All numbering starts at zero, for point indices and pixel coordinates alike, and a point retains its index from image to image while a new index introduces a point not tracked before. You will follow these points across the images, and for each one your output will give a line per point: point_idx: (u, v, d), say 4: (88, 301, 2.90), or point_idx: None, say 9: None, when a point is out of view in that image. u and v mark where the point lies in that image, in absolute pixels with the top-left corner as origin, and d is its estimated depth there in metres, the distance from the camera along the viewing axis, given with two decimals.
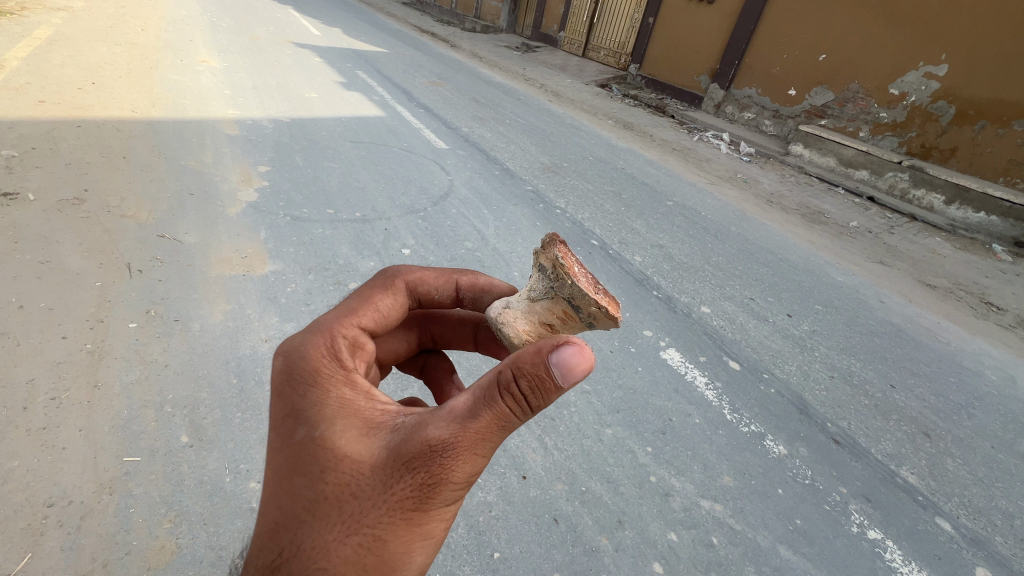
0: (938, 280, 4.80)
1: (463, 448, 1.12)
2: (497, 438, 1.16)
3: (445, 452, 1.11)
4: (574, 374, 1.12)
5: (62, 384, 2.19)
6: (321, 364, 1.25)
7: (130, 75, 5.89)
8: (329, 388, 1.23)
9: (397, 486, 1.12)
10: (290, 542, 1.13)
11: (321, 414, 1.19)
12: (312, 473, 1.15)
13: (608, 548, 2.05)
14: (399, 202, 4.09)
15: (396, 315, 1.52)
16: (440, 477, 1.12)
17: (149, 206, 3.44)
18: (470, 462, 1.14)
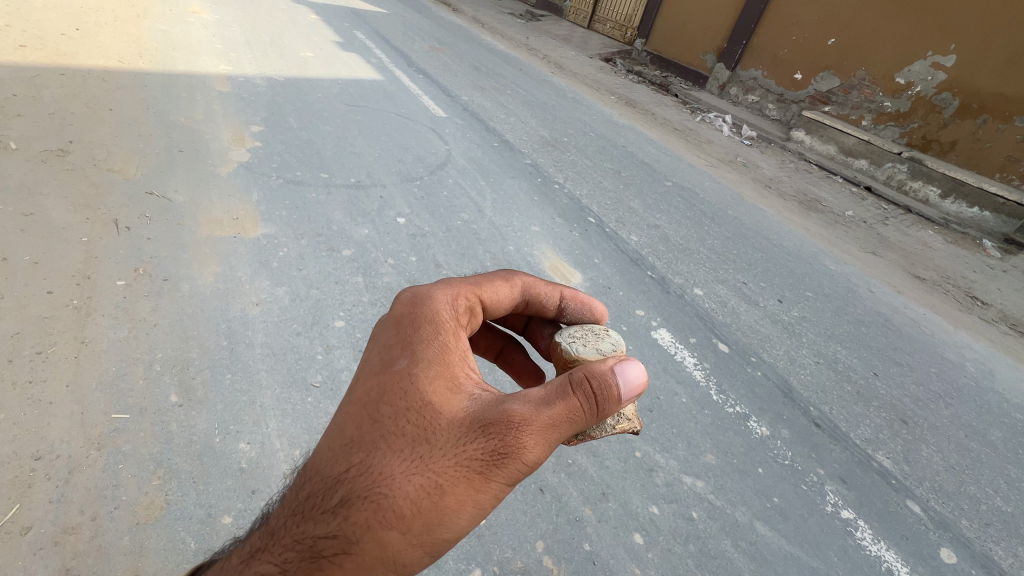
0: (927, 272, 4.85)
1: (538, 428, 1.17)
2: (567, 432, 1.21)
3: (522, 426, 1.16)
4: (625, 386, 1.24)
5: (48, 338, 2.16)
6: (441, 315, 1.38)
7: (117, 23, 5.64)
8: (439, 334, 1.34)
9: (468, 444, 1.16)
10: (358, 462, 1.15)
11: (426, 355, 1.30)
12: (401, 406, 1.21)
13: (591, 519, 2.11)
14: (395, 170, 4.02)
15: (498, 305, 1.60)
16: (511, 449, 1.15)
17: (136, 161, 3.35)
18: (541, 448, 1.17)
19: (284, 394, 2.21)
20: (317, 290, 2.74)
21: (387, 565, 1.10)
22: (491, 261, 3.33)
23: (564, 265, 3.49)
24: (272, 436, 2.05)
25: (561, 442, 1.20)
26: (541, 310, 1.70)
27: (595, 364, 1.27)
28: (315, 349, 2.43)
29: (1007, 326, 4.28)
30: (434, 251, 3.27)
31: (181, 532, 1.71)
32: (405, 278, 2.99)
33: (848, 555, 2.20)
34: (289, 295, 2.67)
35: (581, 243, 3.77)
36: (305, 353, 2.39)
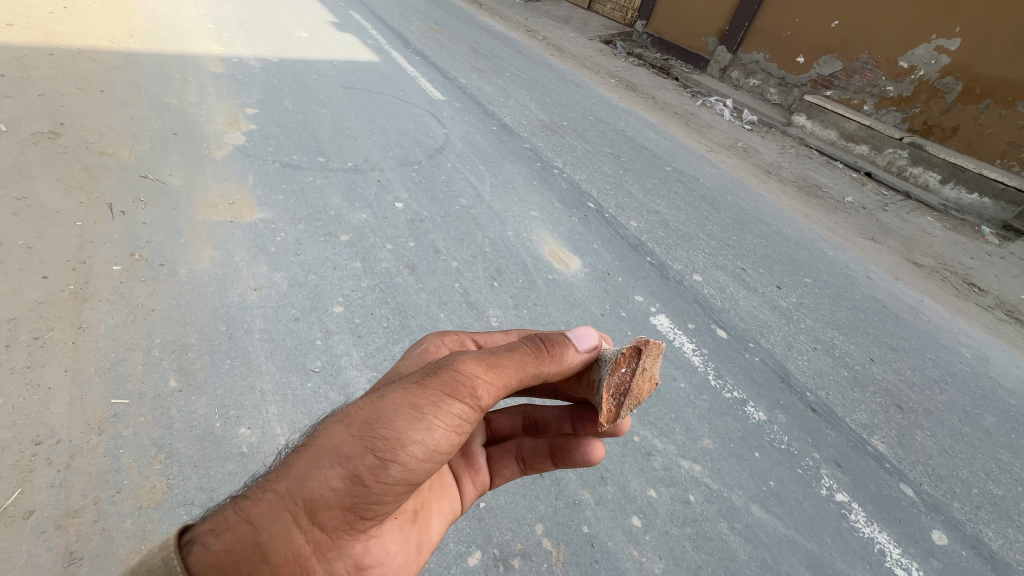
0: (925, 259, 4.86)
1: (480, 356, 1.27)
2: (514, 361, 1.28)
3: (465, 354, 1.27)
4: (578, 345, 1.42)
5: (45, 324, 2.15)
6: (430, 337, 1.61)
7: (106, 2, 5.49)
8: (424, 345, 1.57)
9: (418, 374, 1.26)
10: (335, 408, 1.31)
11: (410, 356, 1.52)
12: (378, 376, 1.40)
13: (589, 502, 2.13)
14: (393, 154, 3.97)
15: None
16: (454, 362, 1.24)
17: (130, 144, 3.29)
18: (481, 368, 1.23)
19: (284, 379, 2.21)
20: (316, 275, 2.72)
21: (331, 456, 1.10)
22: (490, 247, 3.31)
23: (563, 250, 3.47)
24: (272, 421, 2.06)
25: (508, 370, 1.26)
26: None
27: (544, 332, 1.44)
28: (314, 335, 2.43)
29: (1003, 312, 4.31)
30: (432, 237, 3.25)
31: (183, 516, 1.72)
32: (404, 263, 2.98)
33: (841, 537, 2.23)
34: (287, 281, 2.65)
35: (581, 228, 3.75)
36: (305, 339, 2.39)
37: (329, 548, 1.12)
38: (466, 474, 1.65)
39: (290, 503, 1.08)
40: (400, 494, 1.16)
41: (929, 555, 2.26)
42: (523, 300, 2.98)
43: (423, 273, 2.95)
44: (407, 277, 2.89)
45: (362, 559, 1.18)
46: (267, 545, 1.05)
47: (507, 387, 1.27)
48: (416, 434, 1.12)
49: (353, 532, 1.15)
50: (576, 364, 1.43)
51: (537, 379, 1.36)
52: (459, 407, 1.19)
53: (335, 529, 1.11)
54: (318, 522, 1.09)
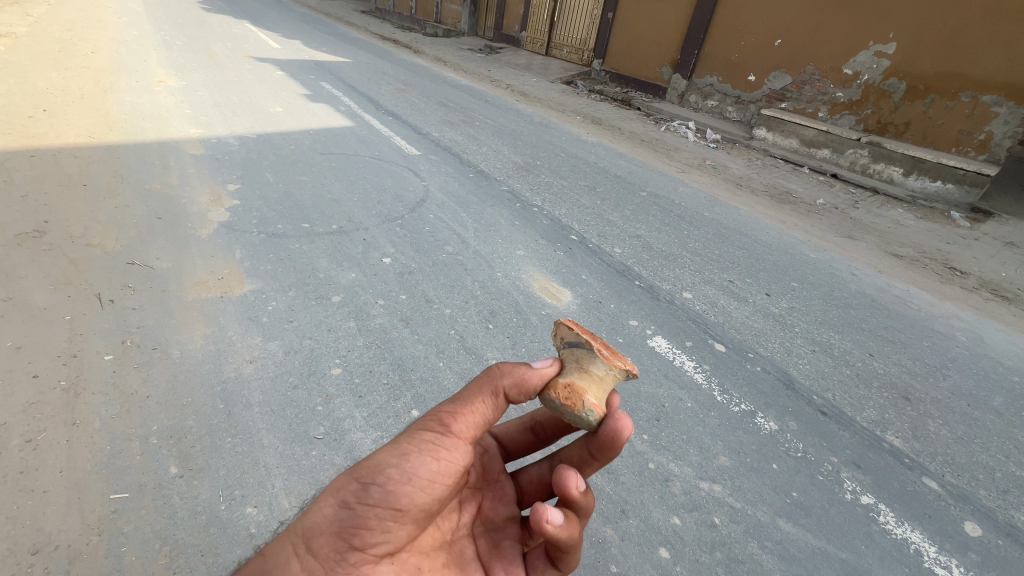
0: (903, 249, 4.98)
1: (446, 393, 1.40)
2: (474, 387, 1.38)
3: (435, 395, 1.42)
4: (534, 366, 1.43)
5: (37, 425, 2.09)
6: None
7: (84, 100, 5.67)
8: None
9: None
10: None
11: None
12: None
13: (614, 538, 2.05)
14: (376, 211, 4.05)
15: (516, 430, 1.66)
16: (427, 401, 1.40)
17: (115, 233, 3.32)
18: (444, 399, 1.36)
19: (287, 450, 2.16)
20: (311, 340, 2.71)
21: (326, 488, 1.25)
22: (481, 290, 3.34)
23: (553, 285, 3.51)
24: (278, 496, 2.00)
25: (467, 394, 1.37)
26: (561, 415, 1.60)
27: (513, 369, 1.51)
28: (315, 400, 2.39)
29: (989, 292, 4.39)
30: (422, 287, 3.27)
31: None
32: (398, 316, 2.99)
33: (875, 542, 2.18)
34: (282, 349, 2.64)
35: (567, 261, 3.81)
36: (305, 406, 2.35)
37: None
38: (496, 567, 1.42)
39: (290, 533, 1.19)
40: (386, 518, 1.23)
41: (966, 549, 2.20)
42: (519, 338, 2.98)
43: (417, 324, 2.96)
44: (402, 330, 2.89)
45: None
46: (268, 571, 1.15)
47: (473, 412, 1.36)
48: (392, 458, 1.24)
49: (345, 565, 1.18)
50: (534, 384, 1.40)
51: (505, 405, 1.41)
52: (430, 431, 1.30)
53: (328, 558, 1.17)
54: (313, 550, 1.17)
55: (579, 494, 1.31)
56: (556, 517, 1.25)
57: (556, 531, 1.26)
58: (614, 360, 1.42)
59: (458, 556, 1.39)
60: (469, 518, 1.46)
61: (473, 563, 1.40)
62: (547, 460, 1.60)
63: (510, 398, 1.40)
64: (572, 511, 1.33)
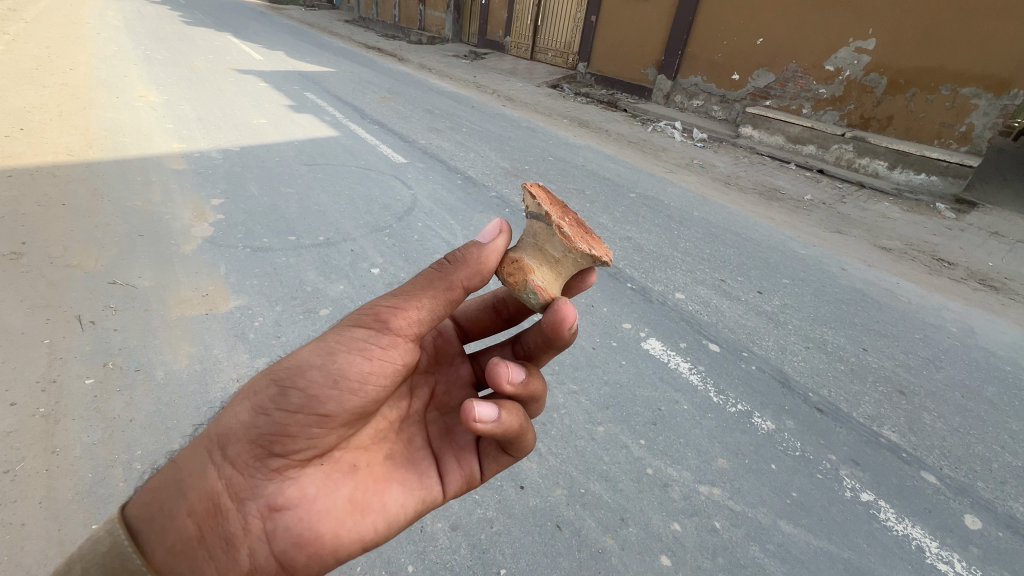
0: (891, 243, 5.01)
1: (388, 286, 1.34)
2: (415, 282, 1.30)
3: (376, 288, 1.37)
4: (481, 239, 1.37)
5: (14, 454, 2.02)
6: None
7: (62, 118, 5.58)
8: None
9: None
10: None
11: None
12: None
13: (614, 548, 2.01)
14: (363, 221, 4.01)
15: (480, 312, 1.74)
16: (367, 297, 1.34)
17: (95, 252, 3.25)
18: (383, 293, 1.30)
19: None
20: None
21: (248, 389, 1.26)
22: None
23: None
24: None
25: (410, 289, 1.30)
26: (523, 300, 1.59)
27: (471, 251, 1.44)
28: None
29: (977, 282, 4.42)
30: None
31: None
32: None
33: (876, 539, 2.16)
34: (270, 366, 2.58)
35: None
36: None
37: (240, 485, 1.22)
38: (447, 452, 1.53)
39: (213, 432, 1.24)
40: (309, 425, 1.24)
41: (967, 543, 2.19)
42: None
43: None
44: None
45: (274, 501, 1.23)
46: (192, 469, 1.21)
47: (415, 308, 1.28)
48: (315, 358, 1.23)
49: (266, 471, 1.24)
50: (492, 264, 1.36)
51: (457, 298, 1.34)
52: (361, 331, 1.25)
53: (247, 463, 1.22)
54: (229, 457, 1.22)
55: (512, 385, 1.34)
56: (487, 413, 1.26)
57: (488, 427, 1.27)
58: (574, 238, 1.40)
59: (407, 444, 1.46)
60: (420, 404, 1.52)
61: (423, 450, 1.49)
62: (508, 345, 1.67)
63: (467, 290, 1.35)
64: (512, 403, 1.36)
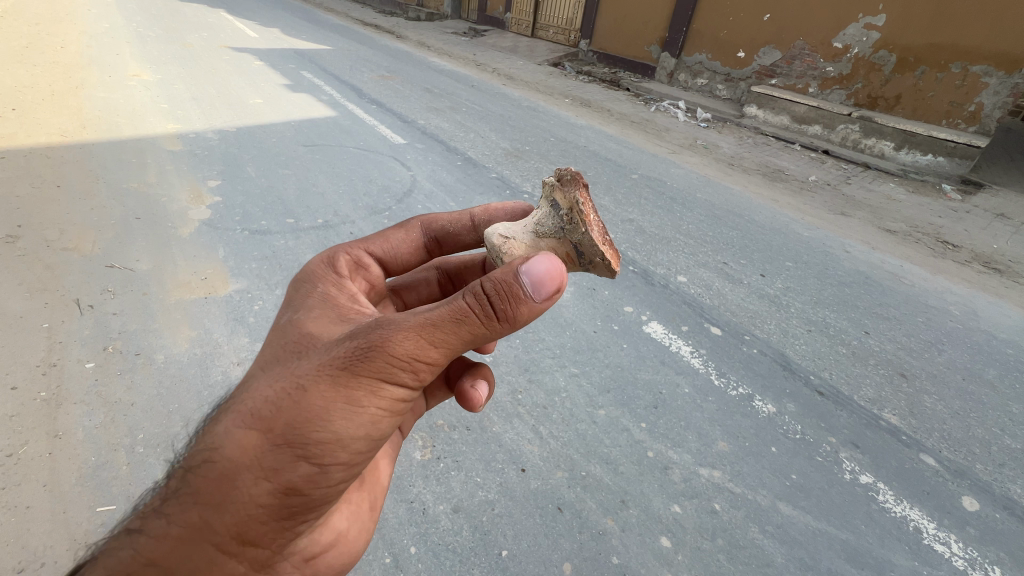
0: (896, 225, 4.96)
1: (411, 326, 1.16)
2: (451, 336, 1.19)
3: (392, 324, 1.17)
4: (535, 287, 1.19)
5: (17, 438, 2.03)
6: (320, 270, 1.53)
7: (54, 98, 5.47)
8: (318, 284, 1.48)
9: (335, 349, 1.19)
10: (232, 395, 1.28)
11: (304, 303, 1.41)
12: (277, 342, 1.32)
13: (614, 530, 2.03)
14: (362, 203, 3.96)
15: (407, 249, 1.79)
16: (369, 344, 1.16)
17: (92, 235, 3.22)
18: (410, 343, 1.16)
19: None
20: None
21: (254, 463, 1.16)
22: None
23: None
24: None
25: (447, 343, 1.19)
26: (454, 236, 1.81)
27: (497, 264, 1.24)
28: None
29: (981, 265, 4.39)
30: None
31: None
32: None
33: (874, 521, 2.17)
34: None
35: None
36: None
37: (274, 549, 1.25)
38: None
39: (226, 514, 1.16)
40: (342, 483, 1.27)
41: (965, 524, 2.21)
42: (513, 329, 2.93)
43: None
44: None
45: (313, 545, 1.33)
46: (216, 553, 1.16)
47: (444, 357, 1.23)
48: (350, 435, 1.18)
49: (296, 528, 1.27)
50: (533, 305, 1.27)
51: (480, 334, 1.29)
52: (389, 393, 1.19)
53: (279, 531, 1.23)
54: (257, 535, 1.20)
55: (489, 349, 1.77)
56: (483, 390, 1.72)
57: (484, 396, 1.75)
58: None
59: None
60: None
61: None
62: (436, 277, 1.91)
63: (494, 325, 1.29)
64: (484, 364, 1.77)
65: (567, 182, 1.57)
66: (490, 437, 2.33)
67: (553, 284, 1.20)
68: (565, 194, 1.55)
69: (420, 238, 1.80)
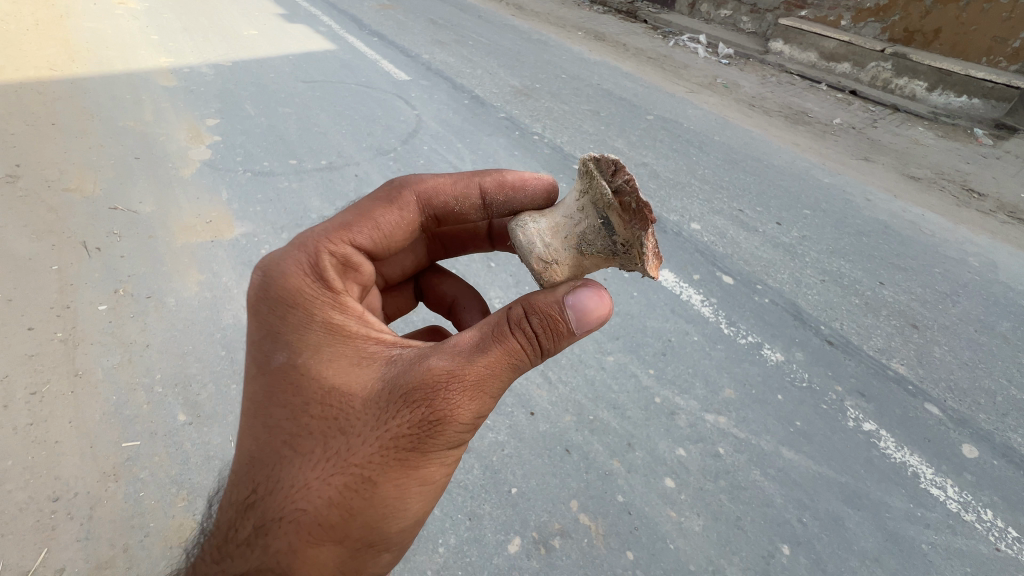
0: (920, 171, 4.76)
1: (469, 388, 1.22)
2: (504, 387, 1.27)
3: (450, 389, 1.21)
4: (578, 327, 1.28)
5: (39, 377, 2.08)
6: (310, 295, 1.38)
7: (39, 27, 5.19)
8: (317, 318, 1.36)
9: (393, 421, 1.23)
10: (281, 476, 1.29)
11: (312, 347, 1.33)
12: (308, 407, 1.29)
13: (620, 471, 2.10)
14: (367, 144, 3.82)
15: (402, 229, 1.62)
16: (434, 418, 1.21)
17: (93, 176, 3.15)
18: (471, 405, 1.23)
19: None
20: None
21: (344, 544, 1.27)
22: None
23: None
24: None
25: (501, 393, 1.28)
26: (457, 214, 1.67)
27: (540, 305, 1.27)
28: None
29: (1006, 215, 4.23)
30: None
31: None
32: None
33: (874, 466, 2.23)
34: None
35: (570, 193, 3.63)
36: None
37: None
38: None
39: None
40: None
41: (962, 470, 2.26)
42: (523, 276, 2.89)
43: None
44: None
45: None
46: None
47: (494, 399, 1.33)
48: (426, 491, 1.31)
49: None
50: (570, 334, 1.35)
51: None
52: (457, 448, 1.30)
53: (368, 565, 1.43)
54: None
55: None
56: None
57: None
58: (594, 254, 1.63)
59: None
60: None
61: None
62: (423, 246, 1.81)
63: None
64: None
65: (630, 210, 1.32)
66: None
67: (597, 318, 1.27)
68: (627, 224, 1.33)
69: (417, 217, 1.65)
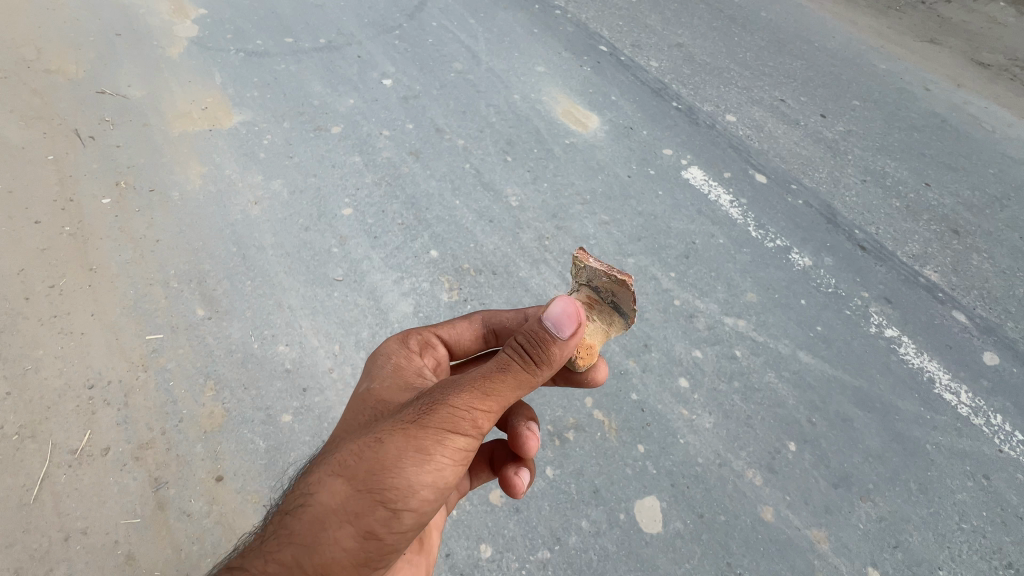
0: (993, 56, 4.19)
1: (469, 378, 1.10)
2: (506, 385, 1.11)
3: (453, 380, 1.11)
4: (560, 331, 1.12)
5: (56, 272, 2.05)
6: (383, 346, 1.41)
7: None
8: (386, 357, 1.38)
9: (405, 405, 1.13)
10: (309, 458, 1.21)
11: (371, 372, 1.35)
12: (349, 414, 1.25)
13: (635, 370, 2.07)
14: (368, 19, 3.40)
15: (468, 340, 1.51)
16: (432, 397, 1.10)
17: (74, 56, 2.89)
18: (466, 395, 1.08)
19: (310, 292, 2.10)
20: (316, 177, 2.50)
21: (334, 510, 1.05)
22: (497, 117, 2.95)
23: (579, 109, 3.07)
24: (307, 334, 1.99)
25: (502, 394, 1.11)
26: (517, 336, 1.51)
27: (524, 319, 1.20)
28: (329, 243, 2.27)
29: None
30: (431, 114, 2.89)
31: (248, 433, 1.72)
32: (406, 149, 2.69)
33: (890, 372, 2.21)
34: (287, 188, 2.44)
35: (595, 79, 3.27)
36: (320, 248, 2.25)
37: None
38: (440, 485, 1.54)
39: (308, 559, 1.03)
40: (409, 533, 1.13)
41: (979, 376, 2.24)
42: (541, 172, 2.70)
43: (429, 157, 2.67)
44: (413, 165, 2.62)
45: None
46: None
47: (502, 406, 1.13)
48: (424, 473, 1.06)
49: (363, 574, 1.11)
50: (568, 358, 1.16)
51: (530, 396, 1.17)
52: (460, 437, 1.08)
53: None
54: None
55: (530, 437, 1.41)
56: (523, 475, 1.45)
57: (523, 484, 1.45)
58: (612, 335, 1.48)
59: None
60: None
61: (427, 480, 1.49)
62: None
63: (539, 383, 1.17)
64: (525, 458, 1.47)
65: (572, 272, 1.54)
66: (516, 281, 2.25)
67: (569, 317, 1.12)
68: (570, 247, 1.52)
69: (481, 330, 1.52)
